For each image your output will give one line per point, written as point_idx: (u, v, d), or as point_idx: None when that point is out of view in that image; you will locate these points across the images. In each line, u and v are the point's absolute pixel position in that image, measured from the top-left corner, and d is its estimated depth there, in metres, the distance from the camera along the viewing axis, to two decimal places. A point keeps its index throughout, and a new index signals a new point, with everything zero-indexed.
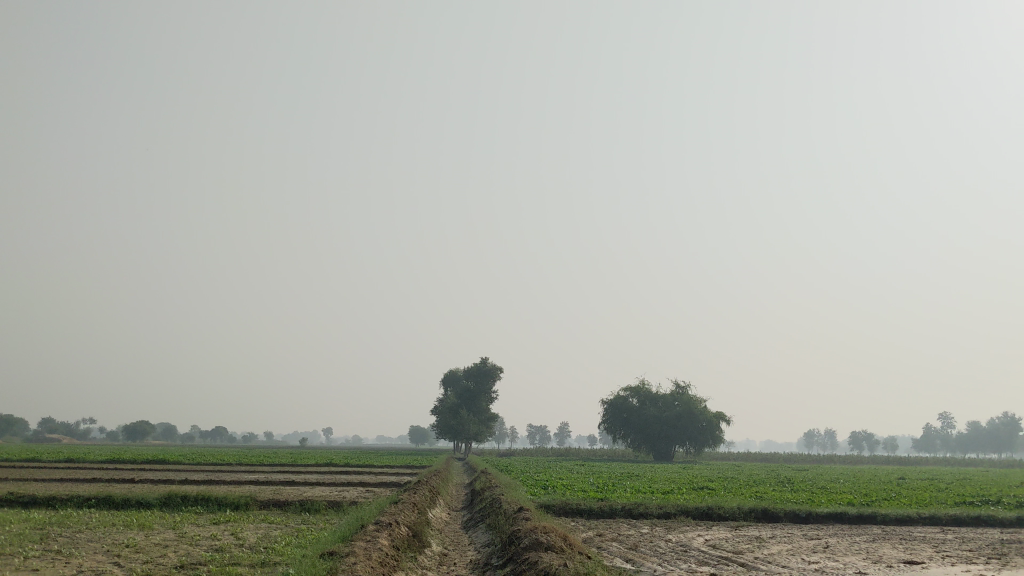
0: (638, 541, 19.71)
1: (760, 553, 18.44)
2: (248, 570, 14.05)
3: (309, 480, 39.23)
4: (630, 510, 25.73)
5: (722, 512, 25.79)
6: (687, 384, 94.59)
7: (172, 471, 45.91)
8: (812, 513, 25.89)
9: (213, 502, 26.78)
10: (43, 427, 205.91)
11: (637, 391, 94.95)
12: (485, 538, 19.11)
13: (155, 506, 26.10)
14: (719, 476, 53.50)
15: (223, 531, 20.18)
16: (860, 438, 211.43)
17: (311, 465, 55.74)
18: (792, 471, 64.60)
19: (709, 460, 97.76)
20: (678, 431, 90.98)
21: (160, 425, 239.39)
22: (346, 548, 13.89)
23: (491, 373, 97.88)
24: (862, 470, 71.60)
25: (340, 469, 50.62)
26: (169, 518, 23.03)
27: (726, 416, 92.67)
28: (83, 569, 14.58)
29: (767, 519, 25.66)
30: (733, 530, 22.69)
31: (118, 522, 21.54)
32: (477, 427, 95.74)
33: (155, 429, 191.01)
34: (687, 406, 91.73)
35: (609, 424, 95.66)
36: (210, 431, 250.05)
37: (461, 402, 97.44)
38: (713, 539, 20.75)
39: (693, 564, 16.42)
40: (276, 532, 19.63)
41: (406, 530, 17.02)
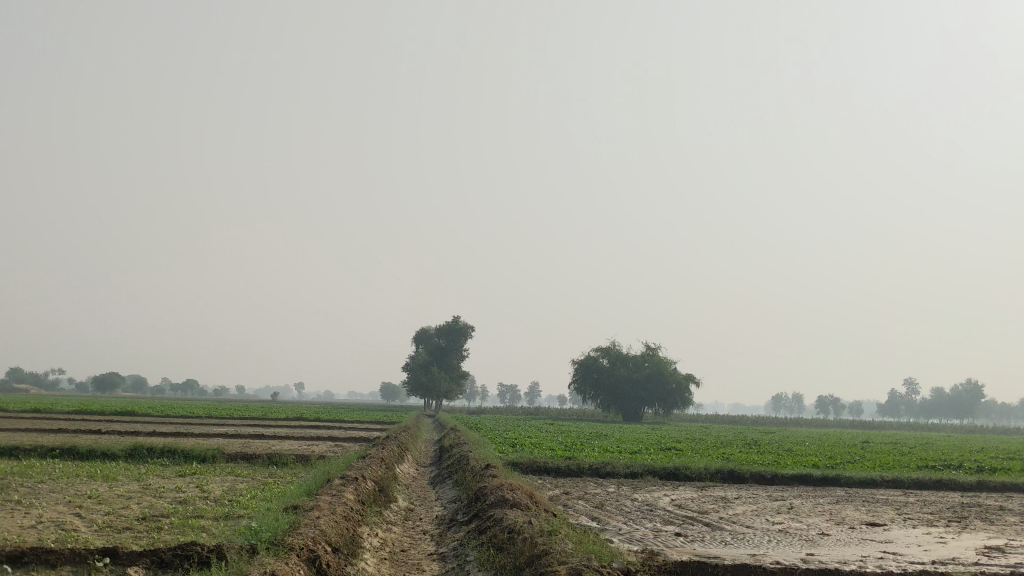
0: (605, 500, 19.74)
1: (725, 514, 18.53)
2: (211, 523, 13.89)
3: (279, 434, 39.12)
4: (598, 469, 25.82)
5: (689, 472, 25.96)
6: (657, 346, 95.27)
7: (140, 424, 45.75)
8: (777, 475, 26.12)
9: (180, 454, 26.59)
10: (12, 377, 204.65)
11: (607, 352, 95.53)
12: (452, 494, 19.10)
13: (121, 457, 25.88)
14: (687, 437, 53.93)
15: (189, 483, 20.03)
16: (827, 402, 214.25)
17: (280, 419, 55.66)
18: (758, 433, 65.31)
19: (677, 421, 98.71)
20: (648, 392, 91.60)
21: (130, 377, 238.40)
22: (310, 502, 13.79)
23: (463, 331, 98.03)
24: (828, 433, 72.55)
25: (310, 424, 50.49)
26: (134, 469, 22.84)
27: (696, 378, 93.52)
28: (43, 519, 14.36)
29: (733, 480, 25.86)
30: (699, 490, 22.84)
31: (82, 472, 21.30)
32: (447, 385, 96.01)
33: (124, 381, 190.13)
34: (657, 367, 92.33)
35: (579, 384, 96.24)
36: (180, 384, 249.42)
37: (433, 360, 97.59)
38: (679, 499, 20.86)
39: (659, 523, 16.48)
40: (241, 485, 19.48)
41: (372, 485, 16.93)
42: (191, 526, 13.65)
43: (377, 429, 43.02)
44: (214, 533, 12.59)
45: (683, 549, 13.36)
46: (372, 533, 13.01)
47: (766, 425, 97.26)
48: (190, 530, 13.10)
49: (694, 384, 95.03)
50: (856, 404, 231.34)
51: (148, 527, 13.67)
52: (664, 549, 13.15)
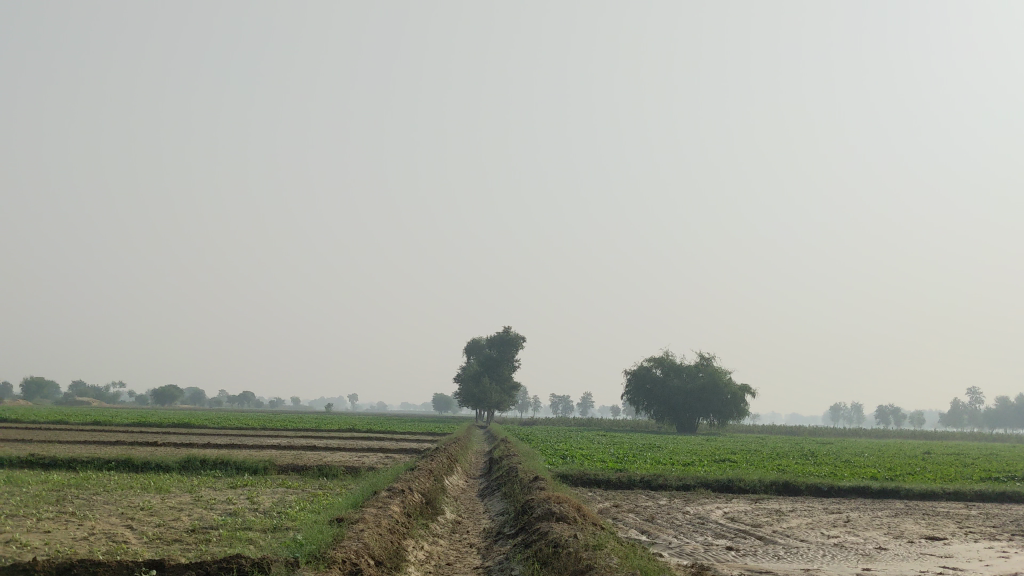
0: (655, 513, 19.44)
1: (779, 527, 18.12)
2: (258, 535, 13.92)
3: (331, 446, 39.38)
4: (649, 481, 25.49)
5: (743, 484, 25.50)
6: (711, 356, 94.18)
7: (195, 435, 46.42)
8: (834, 487, 25.55)
9: (232, 466, 26.84)
10: (75, 389, 209.60)
11: (661, 362, 94.69)
12: (501, 506, 18.98)
13: (174, 469, 26.19)
14: (742, 448, 53.10)
15: (239, 495, 20.18)
16: (886, 412, 210.08)
17: (333, 430, 56.11)
18: (815, 445, 64.22)
19: (732, 432, 97.48)
20: (702, 403, 90.58)
21: (188, 389, 242.38)
22: (356, 514, 13.76)
23: (513, 342, 97.90)
24: (888, 444, 71.05)
25: (362, 435, 50.81)
26: (187, 480, 23.12)
27: (751, 388, 92.26)
28: (95, 531, 14.52)
29: (788, 492, 25.35)
30: (753, 503, 22.39)
31: (136, 484, 21.58)
32: (499, 396, 95.91)
33: (183, 393, 193.32)
34: (712, 378, 91.25)
35: (632, 395, 95.48)
36: (237, 396, 253.05)
37: (484, 371, 97.58)
38: (732, 512, 20.49)
39: (710, 536, 16.15)
40: (291, 497, 19.56)
41: (419, 498, 16.86)
42: (238, 538, 13.70)
43: (427, 441, 43.09)
44: (260, 545, 12.60)
45: (734, 564, 13.04)
46: (417, 546, 12.92)
47: (824, 435, 95.56)
48: (237, 543, 13.14)
49: (749, 395, 93.77)
50: (917, 414, 226.48)
51: (196, 540, 13.73)
52: (714, 564, 12.85)
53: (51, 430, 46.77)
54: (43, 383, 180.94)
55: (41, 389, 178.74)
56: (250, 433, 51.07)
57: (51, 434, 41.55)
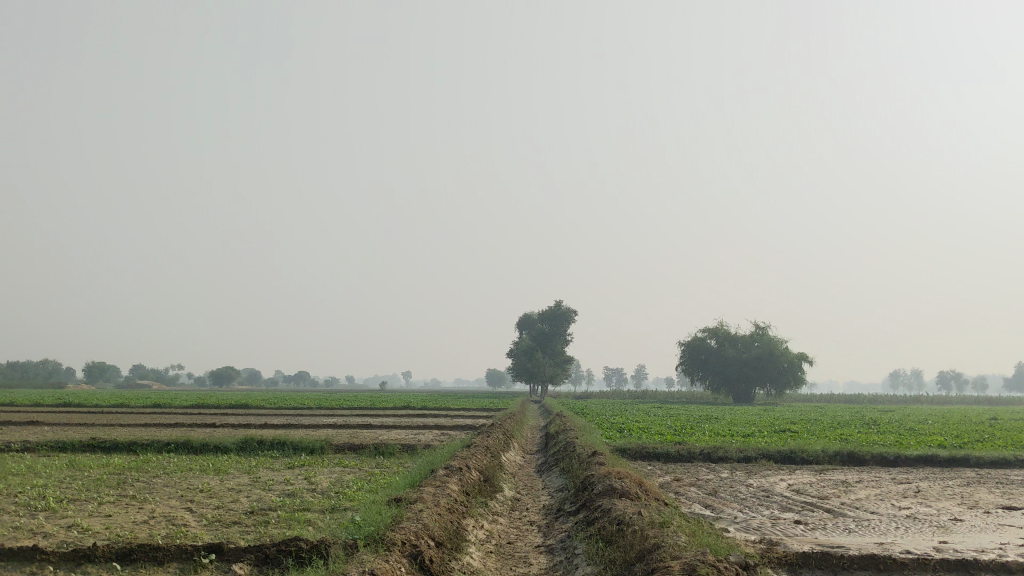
0: (718, 486, 19.00)
1: (846, 499, 17.57)
2: (317, 516, 13.79)
3: (387, 424, 39.44)
4: (709, 454, 25.04)
5: (806, 455, 24.93)
6: (767, 325, 92.98)
7: (254, 416, 46.92)
8: (900, 457, 24.85)
9: (289, 446, 26.89)
10: (136, 372, 214.46)
11: (715, 332, 93.73)
12: (559, 483, 18.68)
13: (232, 450, 26.33)
14: (803, 418, 52.23)
15: (297, 476, 20.15)
16: (947, 377, 206.25)
17: (388, 409, 56.30)
18: (877, 413, 63.07)
19: (790, 402, 96.17)
20: (758, 373, 89.43)
21: (247, 371, 246.37)
22: (414, 494, 13.54)
23: (566, 316, 97.57)
24: (952, 410, 69.52)
25: (417, 411, 50.89)
26: (246, 462, 23.23)
27: (809, 356, 90.95)
28: (155, 514, 14.51)
29: (853, 463, 24.71)
30: (817, 475, 21.84)
31: (195, 466, 21.68)
32: (552, 370, 95.61)
33: (241, 374, 196.16)
34: (768, 347, 90.02)
35: (687, 366, 94.72)
36: (293, 376, 256.38)
37: (536, 345, 97.39)
38: (797, 484, 19.97)
39: (776, 510, 15.68)
40: (348, 477, 19.46)
41: (478, 475, 16.62)
42: (298, 520, 13.57)
43: (483, 417, 42.99)
44: (318, 528, 12.43)
45: (803, 539, 12.57)
46: (478, 526, 12.68)
47: (884, 403, 93.81)
48: (296, 525, 13.01)
49: (806, 364, 92.42)
50: (978, 379, 222.02)
51: (255, 522, 13.64)
52: (783, 539, 12.40)
53: (113, 414, 47.53)
54: (105, 368, 185.12)
55: (104, 373, 183.01)
56: (306, 413, 51.38)
57: (112, 418, 42.18)
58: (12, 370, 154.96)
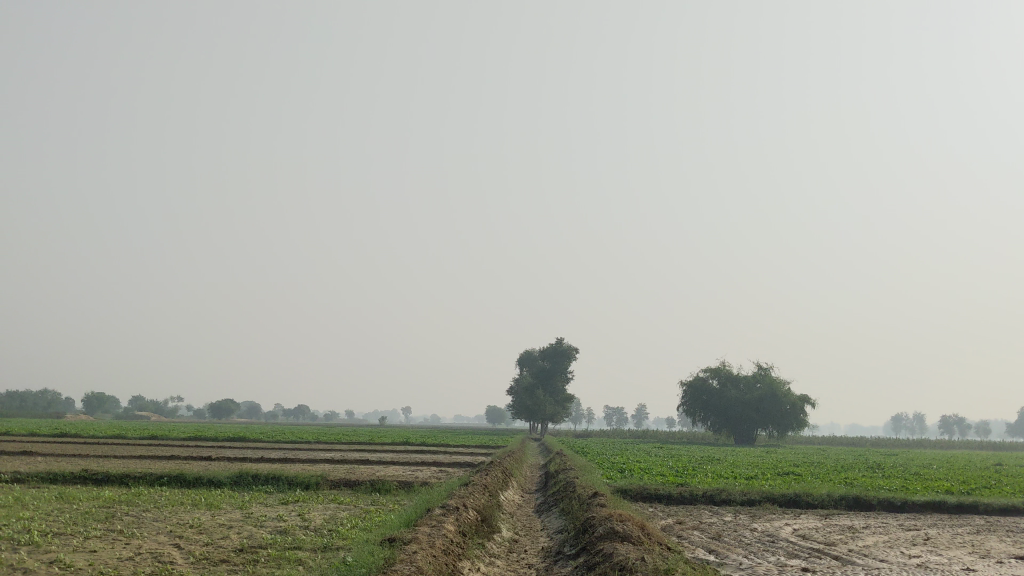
0: (722, 530, 18.55)
1: (854, 546, 17.11)
2: (308, 555, 13.35)
3: (385, 459, 38.93)
4: (713, 496, 24.53)
5: (811, 499, 24.43)
6: (769, 366, 92.36)
7: (251, 449, 46.31)
8: (908, 502, 24.35)
9: (284, 481, 26.38)
10: (135, 404, 213.77)
11: (717, 372, 93.11)
12: (558, 524, 18.22)
13: (226, 484, 25.86)
14: (806, 460, 51.55)
15: (290, 512, 19.68)
16: (950, 422, 205.30)
17: (387, 444, 55.81)
18: (881, 456, 62.46)
19: (792, 444, 95.40)
20: (761, 414, 88.73)
21: (245, 404, 245.38)
22: (408, 533, 13.11)
23: (567, 353, 97.06)
24: (956, 455, 68.88)
25: (416, 448, 50.26)
26: (239, 496, 22.73)
27: (812, 399, 90.21)
28: (141, 550, 14.05)
29: (860, 507, 24.20)
30: (823, 519, 21.34)
31: (187, 501, 21.20)
32: (553, 409, 95.01)
33: (239, 407, 195.18)
34: (771, 388, 89.35)
35: (688, 406, 94.01)
36: (292, 410, 255.45)
37: (537, 383, 96.80)
38: (803, 529, 19.47)
39: (782, 556, 15.21)
40: (343, 514, 19.00)
41: (474, 515, 16.17)
42: (287, 558, 13.14)
43: (482, 455, 42.50)
44: (309, 568, 11.98)
45: None
46: (473, 567, 12.25)
47: (887, 446, 92.97)
48: (286, 564, 12.60)
49: (809, 406, 91.84)
50: (981, 423, 220.87)
51: (243, 560, 13.19)
52: None
53: (109, 444, 46.91)
54: (103, 399, 184.52)
55: (102, 403, 182.26)
56: (303, 447, 50.86)
57: (105, 449, 41.62)
58: (11, 399, 154.45)
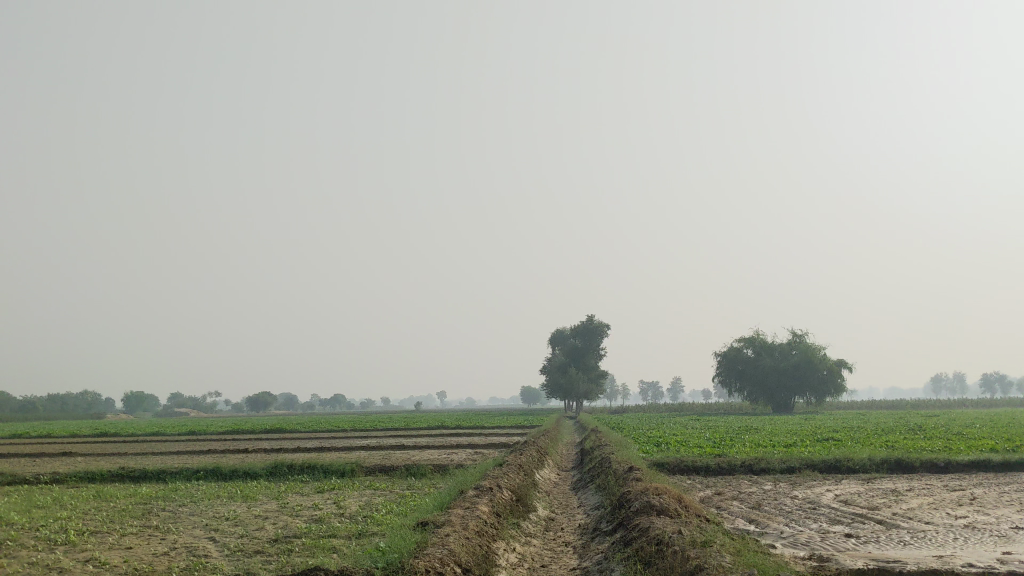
0: (762, 499, 18.25)
1: (898, 509, 16.72)
2: (342, 543, 13.23)
3: (420, 444, 38.90)
4: (751, 466, 24.18)
5: (852, 464, 24.02)
6: (804, 333, 91.52)
7: (288, 440, 46.51)
8: (951, 462, 23.90)
9: (319, 470, 26.41)
10: (174, 401, 216.47)
11: (751, 341, 92.37)
12: (595, 500, 18.01)
13: (261, 476, 25.90)
14: (845, 426, 50.96)
15: (325, 500, 19.63)
16: (991, 381, 202.89)
17: (423, 428, 55.87)
18: (920, 418, 61.70)
19: (830, 409, 94.67)
20: (797, 382, 88.07)
21: (283, 397, 247.40)
22: (442, 516, 12.96)
23: (599, 330, 96.75)
24: (997, 413, 68.00)
25: (451, 432, 50.23)
26: (275, 487, 22.73)
27: (848, 363, 89.42)
28: (176, 545, 14.00)
29: (902, 470, 23.76)
30: (864, 484, 20.93)
31: (224, 493, 21.24)
32: (587, 386, 94.84)
33: (277, 399, 196.84)
34: (807, 355, 88.59)
35: (723, 377, 93.40)
36: (329, 400, 257.42)
37: (570, 361, 96.58)
38: (844, 495, 19.11)
39: (825, 523, 14.87)
40: (378, 500, 18.90)
41: (509, 495, 15.97)
42: (321, 547, 13.01)
43: (518, 435, 42.45)
44: (343, 556, 11.86)
45: (856, 554, 11.82)
46: (509, 548, 12.10)
47: (927, 408, 91.98)
48: (319, 552, 12.51)
49: (846, 370, 91.13)
50: (1022, 381, 218.16)
51: (278, 550, 13.11)
52: (835, 554, 11.69)
53: (148, 442, 47.42)
54: (143, 397, 186.82)
55: (141, 403, 184.44)
56: (340, 436, 50.92)
57: (143, 447, 41.96)
58: (54, 403, 156.70)
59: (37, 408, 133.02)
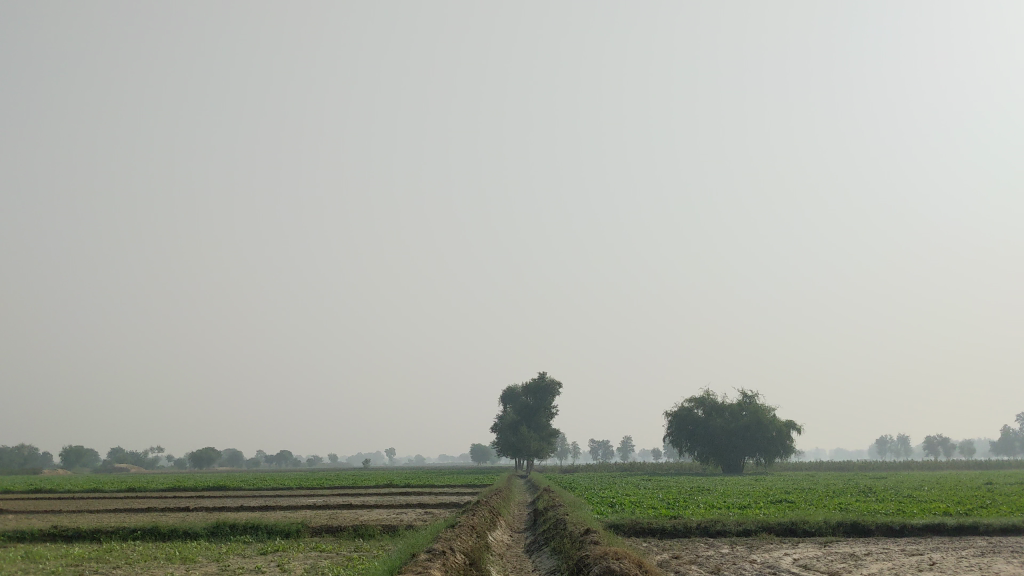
0: (719, 564, 17.92)
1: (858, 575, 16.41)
2: None
3: (368, 503, 37.90)
4: (707, 528, 23.80)
5: (808, 527, 23.73)
6: (754, 394, 91.87)
7: (232, 498, 45.17)
8: (906, 525, 23.74)
9: (264, 529, 25.48)
10: (114, 456, 211.07)
11: (702, 402, 92.38)
12: (550, 564, 17.51)
13: (203, 536, 24.91)
14: (796, 487, 50.91)
15: (269, 562, 18.87)
16: (935, 443, 205.52)
17: (372, 487, 54.74)
18: (869, 479, 61.96)
19: (780, 470, 94.85)
20: (747, 443, 88.21)
21: (226, 453, 241.99)
22: None
23: (550, 388, 96.24)
24: (943, 476, 68.64)
25: (399, 490, 49.19)
26: (216, 548, 21.82)
27: (797, 425, 89.84)
28: None
29: (858, 533, 23.54)
30: (823, 547, 20.68)
31: (162, 554, 20.35)
32: (538, 444, 93.95)
33: (221, 455, 192.48)
34: (756, 416, 88.84)
35: (674, 437, 93.11)
36: (275, 456, 252.55)
37: (522, 420, 95.78)
38: (803, 559, 18.78)
39: None
40: (324, 563, 18.19)
41: (462, 558, 15.39)
42: None
43: (468, 494, 41.80)
44: None
45: None
46: None
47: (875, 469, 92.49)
48: None
49: (795, 431, 91.44)
50: (965, 443, 221.08)
51: None
52: None
53: (84, 499, 45.69)
54: (82, 450, 182.05)
55: (79, 457, 179.83)
56: (284, 494, 49.55)
57: (77, 504, 40.31)
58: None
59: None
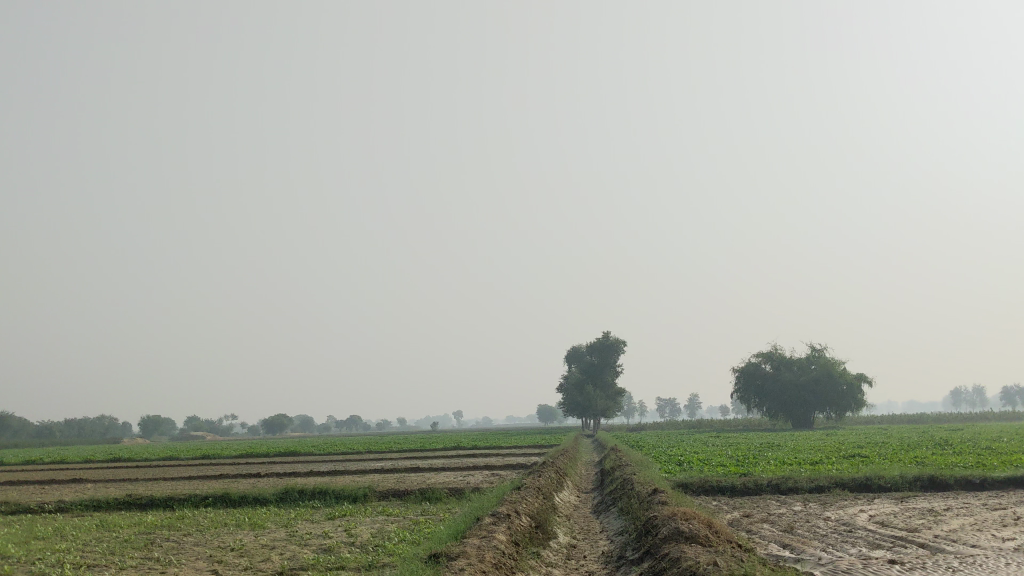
0: (793, 522, 17.34)
1: (940, 531, 15.78)
2: None
3: (435, 466, 37.96)
4: (779, 485, 23.27)
5: (884, 482, 23.06)
6: (823, 347, 90.35)
7: (301, 463, 45.69)
8: (987, 479, 22.89)
9: (331, 495, 25.58)
10: (190, 423, 217.20)
11: (770, 356, 91.07)
12: (618, 525, 17.23)
13: (271, 502, 25.12)
14: (869, 441, 49.84)
15: (336, 528, 18.89)
16: (1013, 393, 200.60)
17: (439, 449, 55.05)
18: (945, 432, 60.75)
19: (851, 424, 93.47)
20: (818, 396, 86.80)
21: (298, 418, 247.00)
22: (456, 548, 12.11)
23: (615, 347, 95.70)
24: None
25: (467, 452, 49.30)
26: (284, 514, 21.93)
27: (869, 377, 88.11)
28: None
29: (936, 488, 22.79)
30: (899, 503, 20.00)
31: (230, 521, 20.47)
32: (604, 403, 93.70)
33: (292, 421, 196.27)
34: (826, 370, 87.35)
35: (742, 392, 92.06)
36: (345, 421, 256.99)
37: (587, 379, 95.57)
38: (880, 515, 18.15)
39: (864, 548, 13.94)
40: (390, 527, 18.12)
41: (528, 521, 15.14)
42: None
43: (535, 454, 41.66)
44: None
45: None
46: None
47: (951, 421, 90.48)
48: None
49: (866, 384, 89.73)
50: None
51: None
52: None
53: (159, 467, 46.65)
54: (159, 420, 187.55)
55: (157, 426, 185.43)
56: (353, 458, 49.99)
57: (152, 473, 41.14)
58: (70, 427, 156.90)
59: (53, 433, 133.47)
